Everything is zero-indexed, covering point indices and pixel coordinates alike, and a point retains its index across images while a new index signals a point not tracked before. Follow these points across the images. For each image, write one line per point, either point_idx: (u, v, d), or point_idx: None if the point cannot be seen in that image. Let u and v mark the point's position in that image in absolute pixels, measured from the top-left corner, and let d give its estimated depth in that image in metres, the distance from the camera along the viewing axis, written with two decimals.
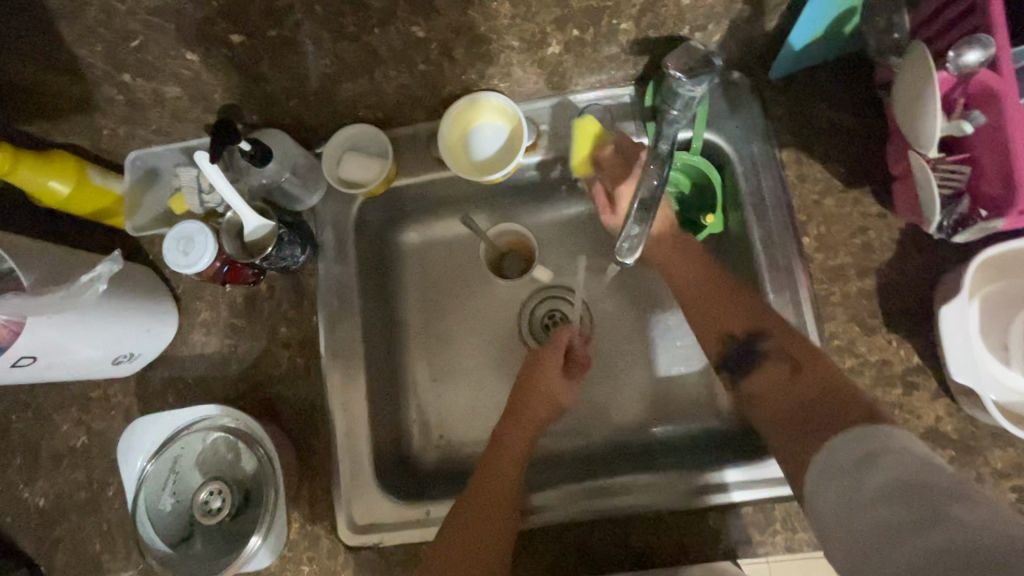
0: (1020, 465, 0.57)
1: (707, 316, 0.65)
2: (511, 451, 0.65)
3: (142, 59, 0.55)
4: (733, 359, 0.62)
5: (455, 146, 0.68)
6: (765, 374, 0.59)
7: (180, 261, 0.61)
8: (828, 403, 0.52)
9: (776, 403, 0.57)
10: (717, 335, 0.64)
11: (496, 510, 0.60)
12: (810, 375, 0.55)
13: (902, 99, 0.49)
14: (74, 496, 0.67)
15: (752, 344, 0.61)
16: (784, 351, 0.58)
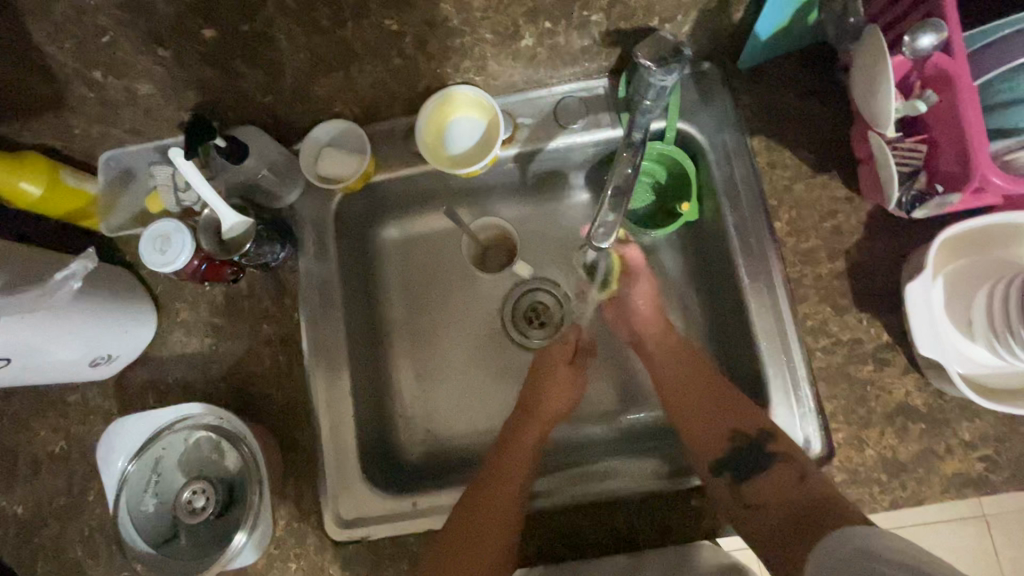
0: (987, 436, 0.59)
1: (701, 420, 0.65)
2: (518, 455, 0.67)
3: (113, 55, 0.54)
4: (735, 459, 0.62)
5: (435, 146, 0.68)
6: (770, 477, 0.60)
7: (158, 260, 0.60)
8: (825, 514, 0.54)
9: (779, 512, 0.57)
10: (723, 432, 0.63)
11: (497, 507, 0.62)
12: (808, 490, 0.57)
13: (861, 82, 0.51)
14: (53, 502, 0.66)
15: (758, 446, 0.61)
16: (787, 453, 0.60)
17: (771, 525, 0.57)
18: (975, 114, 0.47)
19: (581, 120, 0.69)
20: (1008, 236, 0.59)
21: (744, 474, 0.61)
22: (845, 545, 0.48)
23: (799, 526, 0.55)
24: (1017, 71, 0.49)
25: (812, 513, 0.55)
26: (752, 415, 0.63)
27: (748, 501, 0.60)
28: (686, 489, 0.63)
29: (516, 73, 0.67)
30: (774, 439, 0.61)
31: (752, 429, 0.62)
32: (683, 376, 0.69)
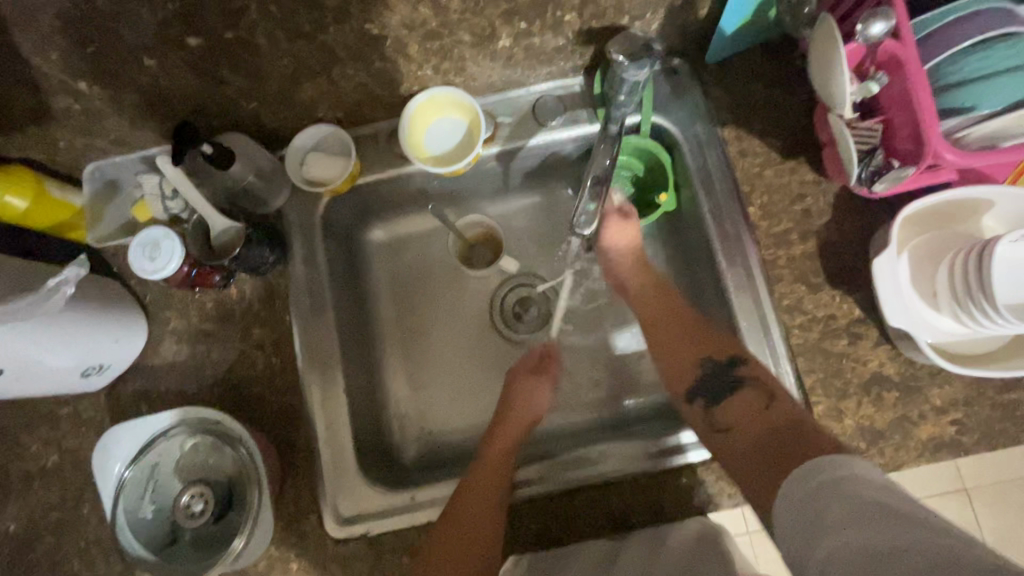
0: (957, 400, 0.62)
1: (672, 350, 0.69)
2: (500, 456, 0.66)
3: (98, 66, 0.55)
4: (710, 387, 0.65)
5: (417, 145, 0.71)
6: (740, 401, 0.62)
7: (148, 267, 0.61)
8: (798, 440, 0.54)
9: (750, 430, 0.59)
10: (691, 358, 0.67)
11: (483, 509, 0.60)
12: (775, 415, 0.59)
13: (817, 69, 0.54)
14: (47, 516, 0.66)
15: (728, 370, 0.65)
16: (755, 377, 0.63)
17: (746, 445, 0.58)
18: (924, 95, 0.50)
19: (559, 117, 0.72)
20: (963, 210, 0.62)
21: (716, 399, 0.64)
22: (817, 475, 0.47)
23: (776, 458, 0.54)
24: (961, 56, 0.52)
25: (787, 438, 0.55)
26: (717, 344, 0.67)
27: (717, 424, 0.62)
28: (667, 468, 0.64)
29: (494, 72, 0.69)
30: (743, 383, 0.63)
31: (722, 355, 0.66)
32: (663, 317, 0.71)
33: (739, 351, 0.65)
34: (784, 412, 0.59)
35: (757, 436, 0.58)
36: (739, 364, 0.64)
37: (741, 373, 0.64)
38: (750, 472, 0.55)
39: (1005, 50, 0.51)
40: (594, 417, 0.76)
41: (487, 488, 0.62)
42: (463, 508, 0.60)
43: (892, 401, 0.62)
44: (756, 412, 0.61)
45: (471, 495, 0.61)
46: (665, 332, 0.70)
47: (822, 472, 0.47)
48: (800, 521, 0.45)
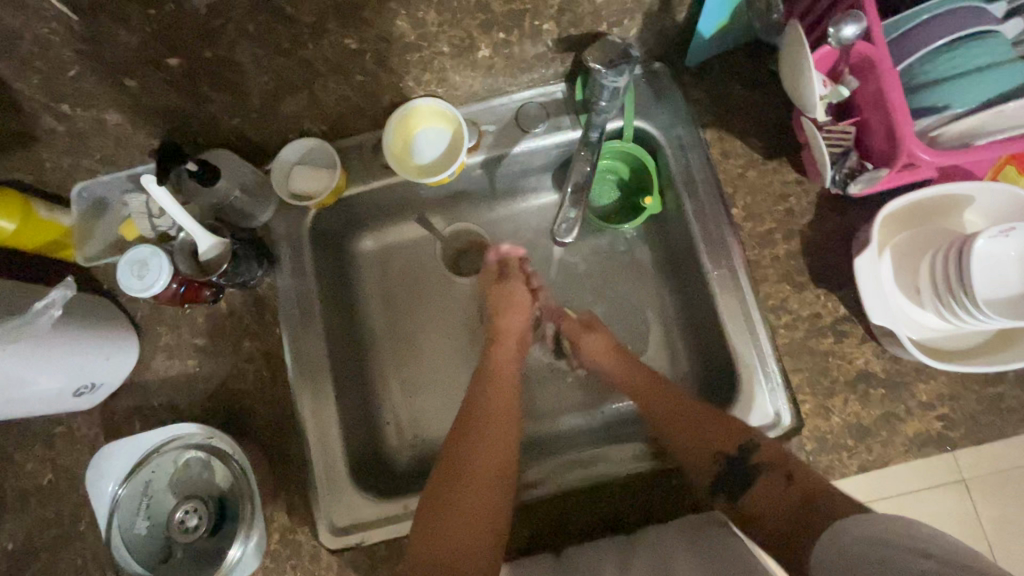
0: (943, 395, 0.63)
1: (687, 444, 0.63)
2: (495, 440, 0.62)
3: (81, 89, 0.55)
4: (725, 477, 0.60)
5: (409, 130, 0.71)
6: (762, 487, 0.57)
7: (136, 285, 0.61)
8: (830, 505, 0.51)
9: (773, 517, 0.55)
10: (708, 454, 0.61)
11: (479, 500, 0.58)
12: (801, 488, 0.55)
13: (786, 75, 0.55)
14: (44, 534, 0.66)
15: (739, 462, 0.60)
16: (770, 462, 0.58)
17: (780, 514, 0.54)
18: (897, 96, 0.51)
19: (541, 124, 0.72)
20: (944, 206, 0.63)
21: (739, 487, 0.59)
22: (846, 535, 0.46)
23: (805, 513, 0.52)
24: (932, 56, 0.53)
25: (816, 499, 0.53)
26: (731, 433, 0.61)
27: (745, 516, 0.58)
28: (672, 467, 0.65)
29: (476, 82, 0.70)
30: (755, 450, 0.59)
31: (730, 445, 0.61)
32: (657, 402, 0.67)
33: (750, 440, 0.60)
34: (808, 485, 0.54)
35: (784, 510, 0.54)
36: (749, 452, 0.59)
37: (756, 461, 0.59)
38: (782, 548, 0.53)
39: (975, 50, 0.52)
40: (587, 421, 0.77)
41: (483, 476, 0.59)
42: (468, 504, 0.58)
43: (877, 398, 0.63)
44: (778, 496, 0.56)
45: (464, 487, 0.59)
46: (677, 433, 0.64)
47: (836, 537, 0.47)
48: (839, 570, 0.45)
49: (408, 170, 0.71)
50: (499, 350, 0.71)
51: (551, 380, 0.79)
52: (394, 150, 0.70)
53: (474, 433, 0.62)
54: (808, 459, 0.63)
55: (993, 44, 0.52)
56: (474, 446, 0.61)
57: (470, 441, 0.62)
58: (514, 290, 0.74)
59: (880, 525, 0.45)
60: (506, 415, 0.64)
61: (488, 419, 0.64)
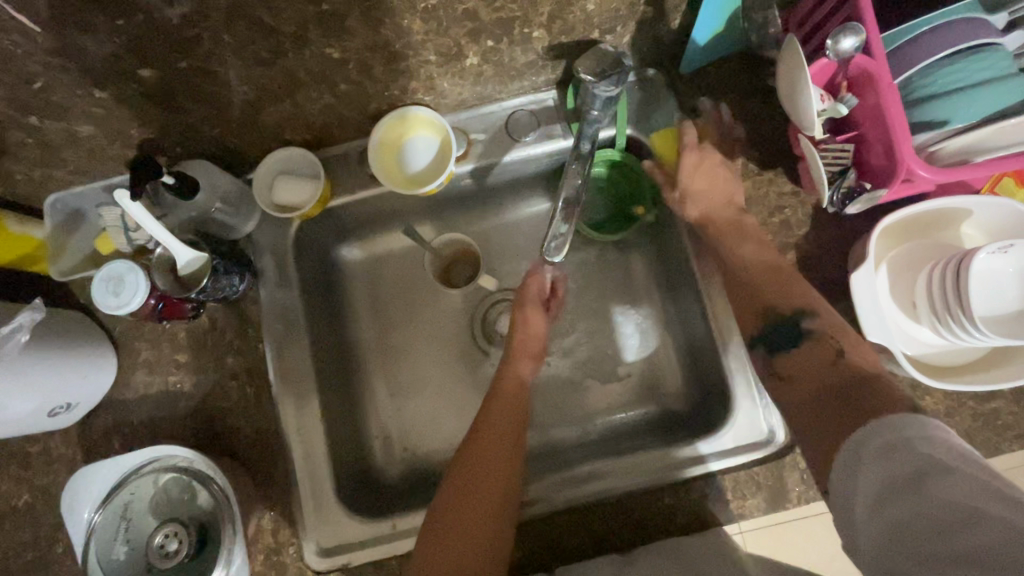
0: (937, 412, 0.62)
1: (741, 295, 0.63)
2: (502, 456, 0.61)
3: (48, 100, 0.53)
4: (764, 335, 0.60)
5: (403, 131, 0.69)
6: (806, 354, 0.56)
7: (111, 303, 0.59)
8: (867, 400, 0.47)
9: (803, 393, 0.54)
10: (755, 309, 0.61)
11: (480, 525, 0.56)
12: (846, 373, 0.52)
13: (784, 89, 0.53)
14: (20, 557, 0.64)
15: (791, 326, 0.58)
16: (821, 330, 0.56)
17: (802, 399, 0.53)
18: (896, 111, 0.49)
19: (532, 132, 0.70)
20: (940, 220, 0.62)
21: (782, 351, 0.58)
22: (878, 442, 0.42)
23: (832, 406, 0.49)
24: (930, 70, 0.52)
25: (847, 390, 0.49)
26: (798, 295, 0.59)
27: (781, 374, 0.57)
28: (676, 480, 0.63)
29: (464, 89, 0.67)
30: (810, 317, 0.58)
31: (785, 309, 0.59)
32: (733, 239, 0.66)
33: (807, 308, 0.58)
34: (854, 368, 0.52)
35: (809, 391, 0.53)
36: (804, 319, 0.58)
37: (808, 329, 0.57)
38: (812, 431, 0.50)
39: (977, 64, 0.50)
40: (580, 435, 0.76)
41: (487, 499, 0.58)
42: (467, 527, 0.56)
43: None
44: (821, 368, 0.54)
45: (467, 510, 0.57)
46: (734, 256, 0.64)
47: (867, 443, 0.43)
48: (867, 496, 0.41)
49: (392, 175, 0.69)
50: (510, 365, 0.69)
51: (543, 391, 0.78)
52: (380, 152, 0.68)
53: (478, 452, 0.61)
54: (804, 475, 0.62)
55: (995, 59, 0.50)
56: (478, 467, 0.60)
57: (475, 462, 0.60)
58: (529, 318, 0.71)
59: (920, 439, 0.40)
60: (514, 436, 0.63)
61: (489, 438, 0.62)
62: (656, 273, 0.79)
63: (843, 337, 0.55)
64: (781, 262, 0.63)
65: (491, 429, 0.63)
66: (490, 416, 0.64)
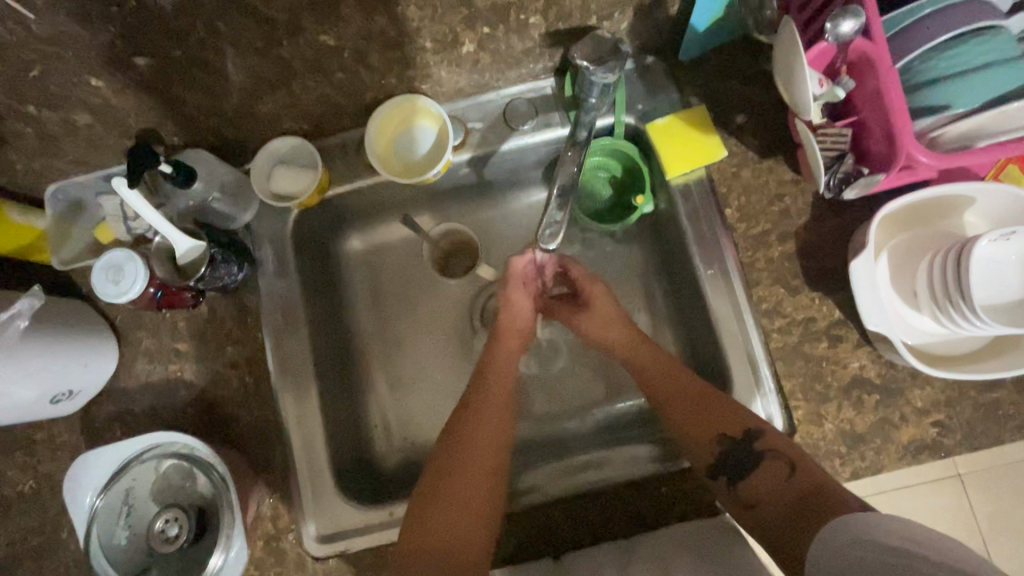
0: (938, 402, 0.61)
1: (688, 422, 0.60)
2: (491, 430, 0.63)
3: (45, 88, 0.53)
4: (724, 461, 0.58)
5: (406, 114, 0.69)
6: (762, 475, 0.55)
7: (111, 291, 0.60)
8: (822, 507, 0.49)
9: (767, 509, 0.54)
10: (706, 438, 0.59)
11: (477, 491, 0.59)
12: (801, 485, 0.53)
13: (782, 73, 0.52)
14: (26, 541, 0.65)
15: (744, 447, 0.57)
16: (776, 450, 0.56)
17: (767, 516, 0.53)
18: (896, 96, 0.49)
19: (530, 121, 0.70)
20: (943, 207, 0.61)
21: (739, 475, 0.57)
22: (847, 532, 0.45)
23: (797, 505, 0.51)
24: (935, 53, 0.50)
25: (808, 502, 0.51)
26: (741, 418, 0.59)
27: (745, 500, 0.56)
28: (668, 471, 0.64)
29: (461, 78, 0.67)
30: (760, 438, 0.57)
31: (735, 430, 0.58)
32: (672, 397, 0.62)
33: (756, 428, 0.58)
34: (808, 478, 0.53)
35: (778, 507, 0.53)
36: (754, 439, 0.57)
37: (760, 448, 0.57)
38: (784, 542, 0.51)
39: (981, 46, 0.49)
40: (578, 425, 0.75)
41: (474, 473, 0.60)
42: (461, 495, 0.59)
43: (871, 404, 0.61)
44: (780, 484, 0.55)
45: (457, 485, 0.59)
46: (673, 399, 0.62)
47: (846, 527, 0.45)
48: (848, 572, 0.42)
49: (383, 154, 0.69)
50: (502, 333, 0.70)
51: (541, 382, 0.78)
52: (378, 128, 0.68)
53: (469, 429, 0.62)
54: None
55: (999, 40, 0.49)
56: (465, 444, 0.61)
57: (461, 441, 0.62)
58: (512, 297, 0.71)
59: (890, 527, 0.43)
60: (501, 406, 0.65)
61: (481, 412, 0.64)
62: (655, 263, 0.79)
63: (792, 449, 0.56)
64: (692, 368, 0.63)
65: (473, 404, 0.64)
66: (480, 391, 0.65)
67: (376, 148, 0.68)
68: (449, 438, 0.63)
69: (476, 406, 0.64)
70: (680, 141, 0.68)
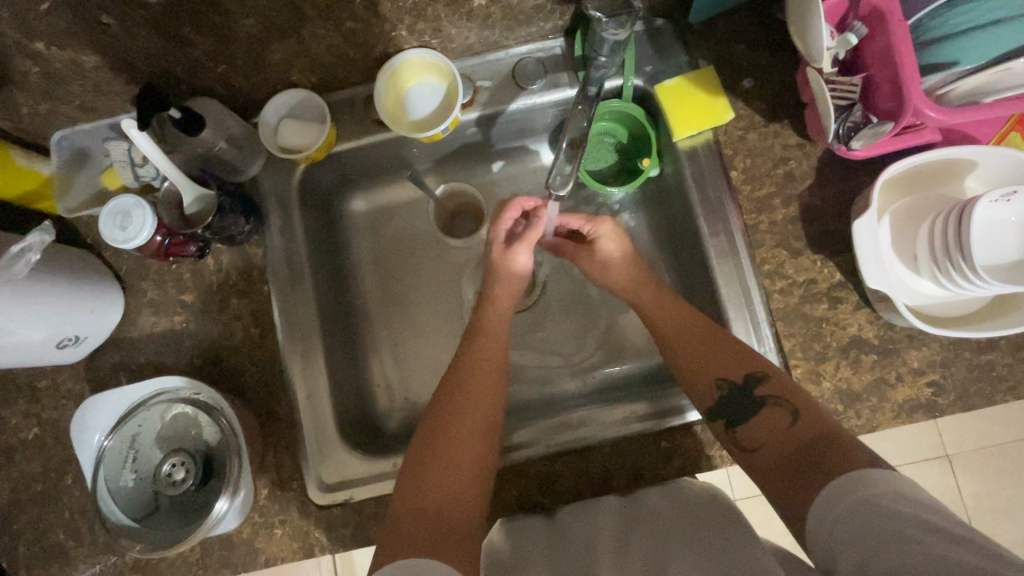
0: (934, 362, 0.63)
1: (692, 364, 0.61)
2: (484, 395, 0.62)
3: (54, 24, 0.53)
4: (723, 406, 0.59)
5: (412, 74, 0.69)
6: (762, 421, 0.56)
7: (118, 236, 0.60)
8: (824, 457, 0.49)
9: (772, 455, 0.54)
10: (706, 381, 0.60)
11: (470, 454, 0.58)
12: (802, 434, 0.53)
13: (797, 23, 0.53)
14: (29, 488, 0.66)
15: (745, 391, 0.58)
16: (777, 395, 0.56)
17: (771, 466, 0.54)
18: (906, 50, 0.49)
19: (539, 80, 0.70)
20: (947, 171, 0.61)
21: (737, 419, 0.58)
22: (851, 495, 0.45)
23: (801, 459, 0.51)
24: (944, 10, 0.51)
25: (810, 446, 0.52)
26: (743, 364, 0.59)
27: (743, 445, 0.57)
28: (663, 428, 0.65)
29: (471, 34, 0.67)
30: (761, 382, 0.58)
31: (738, 374, 0.59)
32: (675, 348, 0.63)
33: (758, 369, 0.58)
34: (813, 426, 0.53)
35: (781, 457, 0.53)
36: (757, 383, 0.58)
37: (762, 394, 0.57)
38: (779, 495, 0.51)
39: (988, 4, 0.50)
40: (578, 385, 0.76)
41: (467, 433, 0.59)
42: (450, 456, 0.57)
43: (868, 364, 0.62)
44: (778, 431, 0.55)
45: (450, 440, 0.58)
46: (680, 348, 0.63)
47: (848, 487, 0.46)
48: (850, 538, 0.43)
49: (387, 107, 0.69)
50: (497, 296, 0.71)
51: (541, 343, 0.79)
52: (387, 80, 0.68)
53: (460, 395, 0.62)
54: None
55: None
56: (460, 402, 0.61)
57: (455, 401, 0.61)
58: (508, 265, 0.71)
59: (892, 493, 0.43)
60: (494, 372, 0.64)
61: (472, 377, 0.63)
62: (658, 231, 0.79)
63: (793, 396, 0.56)
64: (694, 318, 0.64)
65: (469, 363, 0.64)
66: (470, 357, 0.65)
67: (381, 99, 0.68)
68: (445, 396, 0.62)
69: (473, 364, 0.64)
70: (688, 102, 0.68)
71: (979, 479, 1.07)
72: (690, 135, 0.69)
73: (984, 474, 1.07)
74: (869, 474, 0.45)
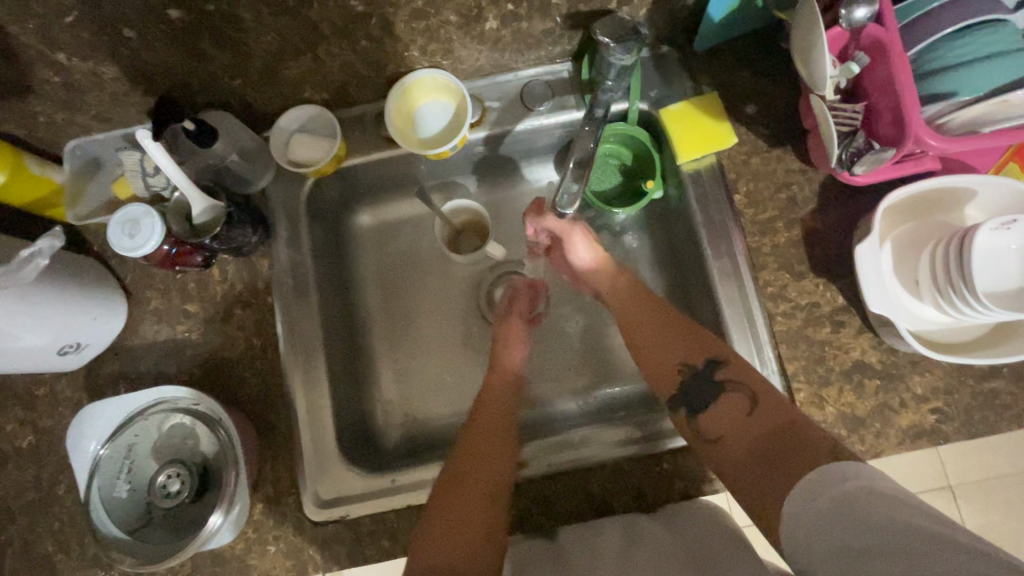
0: (938, 389, 0.62)
1: (654, 351, 0.64)
2: (490, 443, 0.61)
3: (78, 36, 0.54)
4: (685, 394, 0.60)
5: (423, 93, 0.70)
6: (720, 407, 0.57)
7: (126, 245, 0.60)
8: (787, 446, 0.49)
9: (733, 441, 0.54)
10: (670, 366, 0.62)
11: (479, 505, 0.56)
12: (763, 421, 0.53)
13: (799, 51, 0.55)
14: (20, 497, 0.64)
15: (704, 375, 0.59)
16: (734, 381, 0.58)
17: (732, 454, 0.53)
18: (906, 79, 0.51)
19: (545, 102, 0.72)
20: (948, 199, 0.62)
21: (696, 407, 0.59)
22: (826, 492, 0.43)
23: (768, 447, 0.51)
24: (942, 43, 0.53)
25: (773, 437, 0.51)
26: (703, 349, 0.61)
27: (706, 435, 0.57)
28: (660, 452, 0.64)
29: (482, 56, 0.69)
30: (720, 366, 0.59)
31: (699, 359, 0.60)
32: (641, 331, 0.65)
33: (719, 354, 0.60)
34: (770, 418, 0.53)
35: (740, 453, 0.53)
36: (715, 367, 0.59)
37: (721, 378, 0.58)
38: (741, 486, 0.51)
39: (985, 38, 0.52)
40: (577, 407, 0.76)
41: (474, 484, 0.57)
42: (457, 510, 0.55)
43: (872, 389, 0.62)
44: (738, 419, 0.55)
45: (457, 493, 0.57)
46: (645, 336, 0.65)
47: (825, 482, 0.44)
48: (828, 535, 0.41)
49: (392, 117, 0.69)
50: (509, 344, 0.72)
51: (541, 361, 0.78)
52: (398, 93, 0.69)
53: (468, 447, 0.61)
54: None
55: (1005, 33, 0.52)
56: (468, 455, 0.60)
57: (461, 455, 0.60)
58: (512, 325, 0.73)
59: (869, 488, 0.42)
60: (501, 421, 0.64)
61: (476, 428, 0.63)
62: (661, 251, 0.80)
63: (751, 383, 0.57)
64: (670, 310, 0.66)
65: (477, 417, 0.64)
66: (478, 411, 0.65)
67: (389, 108, 0.69)
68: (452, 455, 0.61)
69: (480, 421, 0.64)
70: (693, 126, 0.69)
71: (981, 512, 1.05)
72: (694, 158, 0.70)
73: (986, 507, 1.06)
74: (841, 467, 0.44)
